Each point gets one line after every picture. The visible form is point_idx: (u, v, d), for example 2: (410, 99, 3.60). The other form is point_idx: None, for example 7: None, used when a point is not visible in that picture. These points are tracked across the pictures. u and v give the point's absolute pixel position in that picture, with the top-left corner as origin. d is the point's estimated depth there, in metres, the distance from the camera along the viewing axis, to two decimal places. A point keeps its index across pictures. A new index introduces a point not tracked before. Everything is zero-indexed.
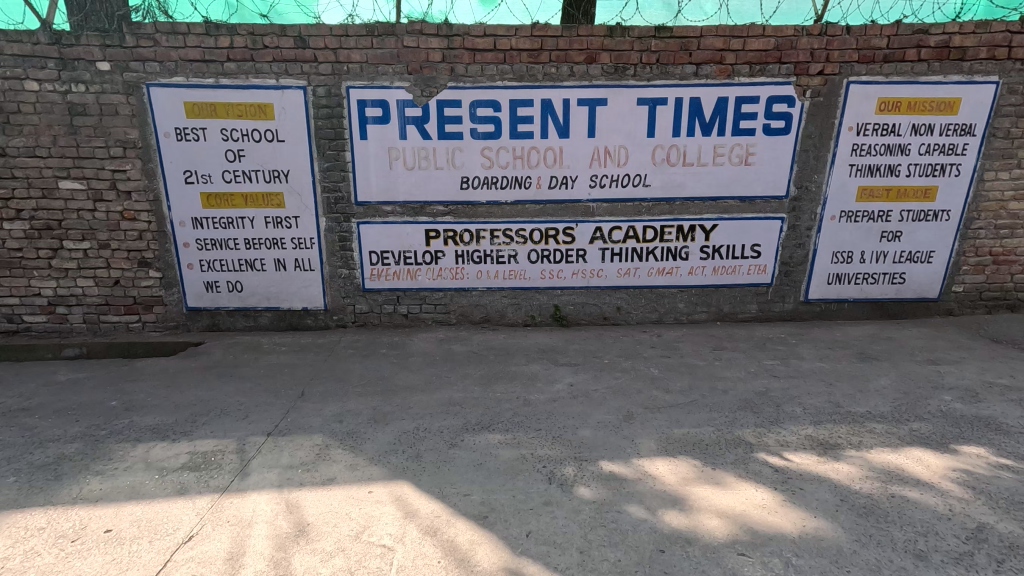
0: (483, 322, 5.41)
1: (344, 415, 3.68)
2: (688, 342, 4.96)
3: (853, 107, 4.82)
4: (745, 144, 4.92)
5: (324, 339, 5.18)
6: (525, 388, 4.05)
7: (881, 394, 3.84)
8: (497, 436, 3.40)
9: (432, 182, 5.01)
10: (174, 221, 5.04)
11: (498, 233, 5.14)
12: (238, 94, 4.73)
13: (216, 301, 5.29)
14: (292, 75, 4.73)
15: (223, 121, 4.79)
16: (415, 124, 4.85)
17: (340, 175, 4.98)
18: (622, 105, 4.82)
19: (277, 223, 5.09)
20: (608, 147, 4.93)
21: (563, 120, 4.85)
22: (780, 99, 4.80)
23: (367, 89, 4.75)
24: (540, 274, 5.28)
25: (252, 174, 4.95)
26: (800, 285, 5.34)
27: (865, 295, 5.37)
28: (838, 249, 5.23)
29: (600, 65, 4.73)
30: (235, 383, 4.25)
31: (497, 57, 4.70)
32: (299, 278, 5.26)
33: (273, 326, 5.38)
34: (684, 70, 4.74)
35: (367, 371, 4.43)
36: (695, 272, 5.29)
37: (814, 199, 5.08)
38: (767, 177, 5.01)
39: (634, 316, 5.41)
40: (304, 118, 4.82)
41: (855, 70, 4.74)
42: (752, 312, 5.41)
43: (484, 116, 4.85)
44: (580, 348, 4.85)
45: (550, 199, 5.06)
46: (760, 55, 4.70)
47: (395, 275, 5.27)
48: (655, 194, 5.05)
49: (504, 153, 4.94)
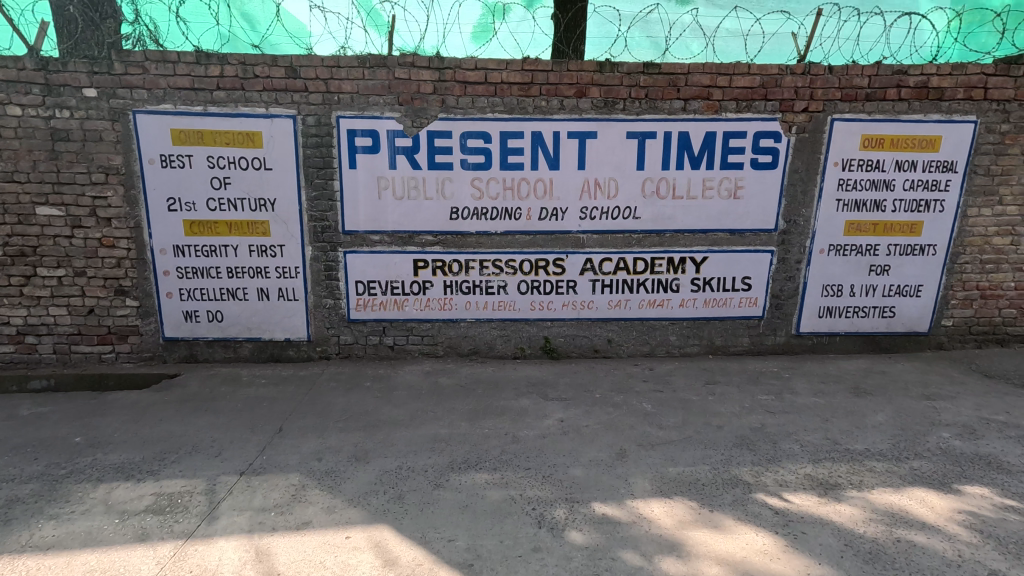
0: (471, 354, 5.27)
1: (323, 453, 3.49)
2: (680, 376, 4.86)
3: (838, 144, 4.90)
4: (733, 177, 4.96)
5: (306, 371, 5.01)
6: (514, 424, 3.90)
7: (879, 431, 3.75)
8: (484, 475, 3.23)
9: (422, 212, 4.96)
10: (155, 248, 4.91)
11: (487, 264, 5.07)
12: (227, 122, 4.70)
13: (195, 331, 5.12)
14: (282, 104, 4.71)
15: (210, 148, 4.74)
16: (405, 154, 4.84)
17: (327, 204, 4.92)
18: (611, 138, 4.86)
19: (261, 251, 4.99)
20: (598, 179, 4.94)
21: (553, 152, 4.87)
22: (766, 134, 4.88)
23: (357, 119, 4.75)
24: (530, 305, 5.20)
25: (237, 202, 4.87)
26: (791, 318, 5.31)
27: (856, 329, 5.35)
28: (828, 282, 5.23)
29: (590, 99, 4.78)
30: (210, 417, 4.05)
31: (488, 89, 4.74)
32: (283, 308, 5.12)
33: (254, 357, 5.20)
34: (673, 105, 4.81)
35: (349, 406, 4.25)
36: (686, 305, 5.25)
37: (802, 232, 5.10)
38: (756, 210, 5.04)
39: (625, 349, 5.32)
40: (293, 147, 4.78)
41: (839, 107, 4.84)
42: (744, 345, 5.35)
43: (474, 148, 4.85)
44: (570, 382, 4.72)
45: (540, 230, 5.02)
46: (746, 92, 4.79)
47: (382, 305, 5.16)
48: (644, 226, 5.05)
49: (494, 184, 4.92)
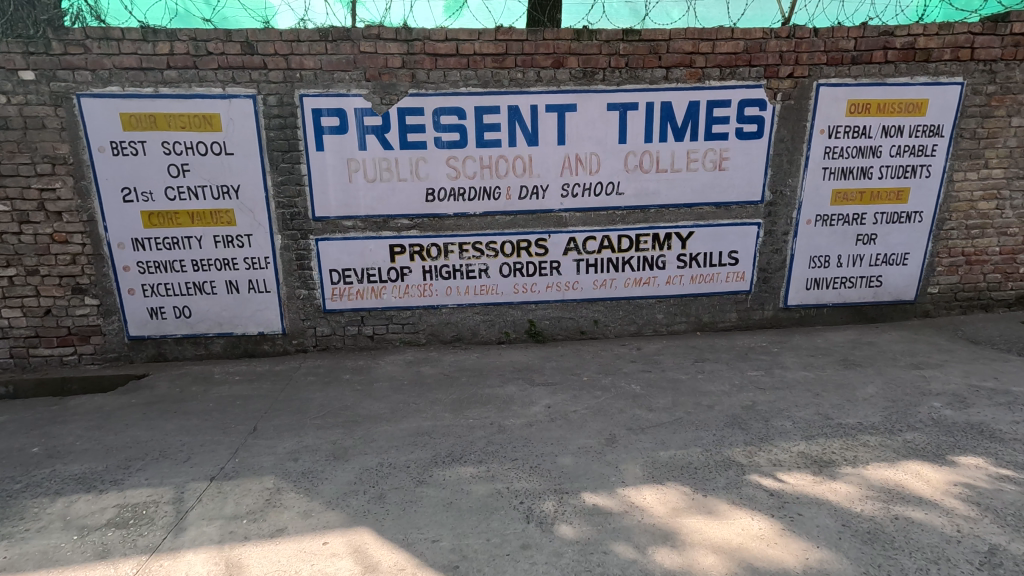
0: (455, 340, 5.11)
1: (299, 452, 3.32)
2: (668, 355, 4.76)
3: (824, 110, 4.75)
4: (718, 149, 4.80)
5: (283, 366, 4.80)
6: (500, 412, 3.76)
7: (870, 403, 3.69)
8: (469, 469, 3.10)
9: (396, 195, 4.72)
10: (112, 243, 4.62)
11: (467, 247, 4.87)
12: (181, 104, 4.38)
13: (161, 328, 4.86)
14: (239, 84, 4.40)
15: (164, 133, 4.42)
16: (375, 133, 4.58)
17: (295, 189, 4.66)
18: (591, 111, 4.64)
19: (227, 242, 4.72)
20: (579, 154, 4.73)
21: (531, 127, 4.65)
22: (751, 102, 4.70)
23: (322, 98, 4.46)
24: (513, 288, 5.03)
25: (198, 191, 4.58)
26: (779, 291, 5.22)
27: (843, 300, 5.29)
28: (815, 253, 5.13)
29: (568, 70, 4.55)
30: (179, 420, 3.84)
31: (460, 62, 4.48)
32: (254, 300, 4.88)
33: (227, 353, 4.97)
34: (654, 74, 4.60)
35: (328, 401, 4.08)
36: (673, 282, 5.12)
37: (789, 203, 4.98)
38: (742, 182, 4.89)
39: (612, 329, 5.20)
40: (254, 129, 4.49)
41: (824, 72, 4.68)
42: (732, 321, 5.27)
43: (448, 125, 4.60)
44: (557, 366, 4.59)
45: (520, 209, 4.82)
46: (729, 58, 4.59)
47: (359, 294, 4.94)
48: (628, 202, 4.88)
49: (471, 162, 4.69)
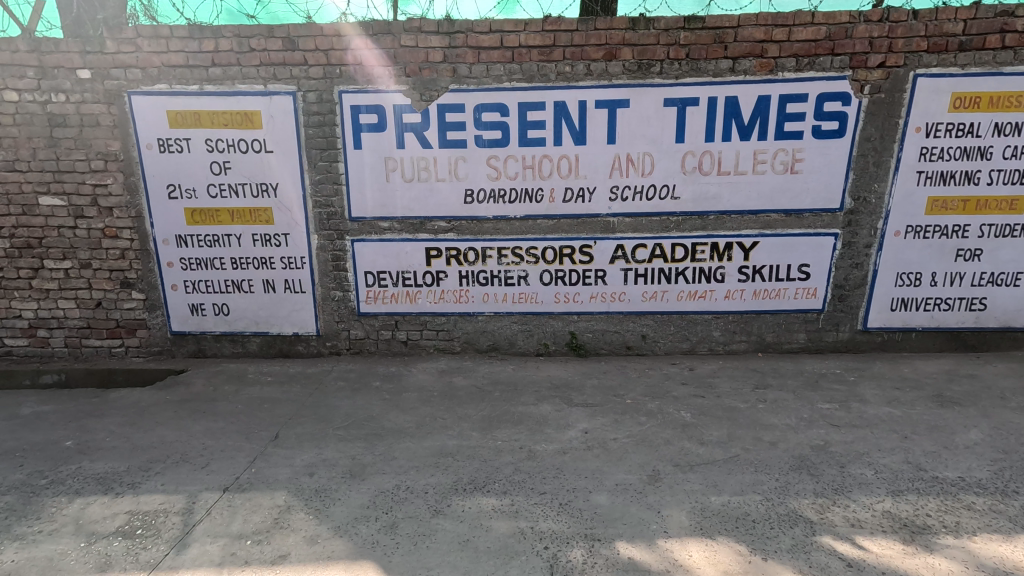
0: (491, 350, 4.83)
1: (316, 466, 3.15)
2: (725, 379, 4.27)
3: (921, 105, 4.11)
4: (791, 149, 4.25)
5: (315, 368, 4.70)
6: (532, 435, 3.44)
7: (974, 454, 3.09)
8: (492, 501, 2.80)
9: (433, 195, 4.51)
10: (158, 239, 4.68)
11: (506, 252, 4.58)
12: (224, 101, 4.35)
13: (202, 325, 4.89)
14: (280, 80, 4.33)
15: (208, 131, 4.42)
16: (414, 131, 4.37)
17: (333, 188, 4.54)
18: (646, 107, 4.23)
19: (266, 241, 4.67)
20: (630, 154, 4.33)
21: (579, 125, 4.30)
22: (832, 96, 4.13)
23: (361, 94, 4.31)
24: (554, 297, 4.69)
25: (238, 189, 4.55)
26: (857, 312, 4.60)
27: (936, 324, 4.59)
28: (904, 269, 4.47)
29: (621, 62, 4.17)
30: (206, 421, 3.78)
31: (504, 55, 4.20)
32: (289, 300, 4.81)
33: (263, 352, 4.94)
34: (719, 65, 4.13)
35: (354, 410, 3.91)
36: (732, 297, 4.62)
37: (874, 211, 4.35)
38: (817, 187, 4.32)
39: (661, 346, 4.75)
40: (293, 127, 4.40)
41: (924, 60, 4.04)
42: (800, 343, 4.69)
43: (490, 122, 4.33)
44: (599, 385, 4.21)
45: (564, 213, 4.48)
46: (808, 46, 4.05)
47: (393, 298, 4.77)
48: (684, 207, 4.42)
49: (513, 162, 4.40)
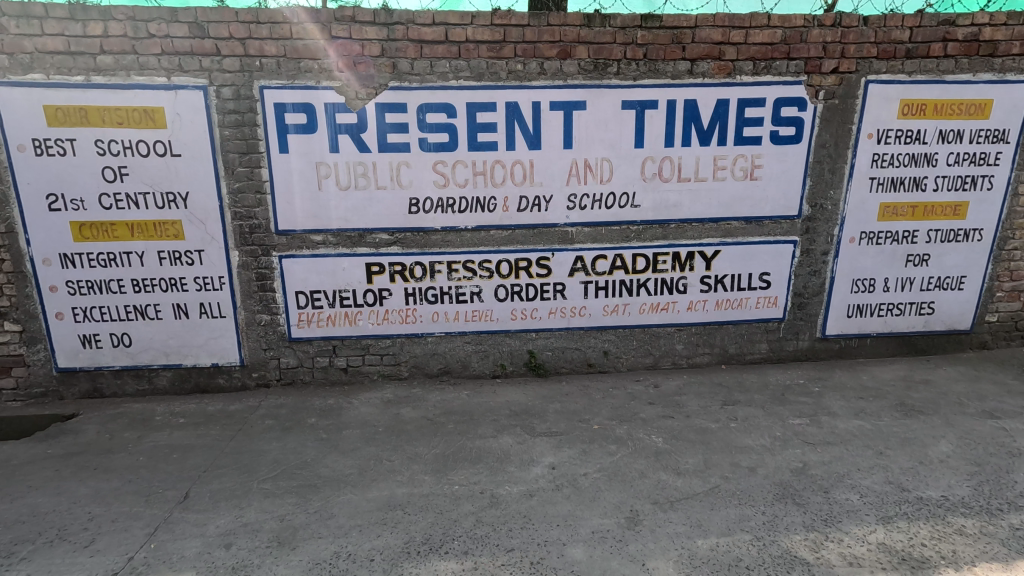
0: (442, 374, 4.39)
1: (235, 534, 2.61)
2: (692, 396, 4.06)
3: (873, 111, 4.09)
4: (750, 155, 4.12)
5: (238, 405, 4.08)
6: (493, 476, 3.05)
7: (950, 468, 3.02)
8: (453, 566, 2.40)
9: (373, 205, 4.02)
10: (36, 259, 3.89)
11: (457, 266, 4.17)
12: (117, 96, 3.68)
13: (96, 359, 4.13)
14: (188, 72, 3.71)
15: (97, 130, 3.72)
16: (349, 133, 3.88)
17: (255, 197, 3.96)
18: (604, 110, 3.97)
19: (174, 259, 4.01)
20: (588, 160, 4.05)
21: (533, 128, 3.97)
22: (789, 101, 4.04)
23: (286, 90, 3.77)
24: (510, 314, 4.32)
25: (139, 199, 3.87)
26: (816, 319, 4.55)
27: (889, 329, 4.61)
28: (859, 276, 4.46)
29: (577, 61, 3.88)
30: (96, 481, 3.11)
31: (450, 51, 3.80)
32: (206, 327, 4.16)
33: (174, 388, 4.24)
34: (677, 66, 3.94)
35: (285, 454, 3.36)
36: (695, 308, 4.43)
37: (830, 218, 4.31)
38: (776, 194, 4.22)
39: (624, 362, 4.50)
40: (205, 126, 3.79)
41: (874, 67, 4.02)
42: (762, 353, 4.58)
43: (435, 124, 3.91)
44: (562, 409, 3.88)
45: (519, 224, 4.13)
46: (764, 49, 3.94)
47: (330, 320, 4.23)
48: (645, 216, 4.19)
49: (461, 168, 4.00)
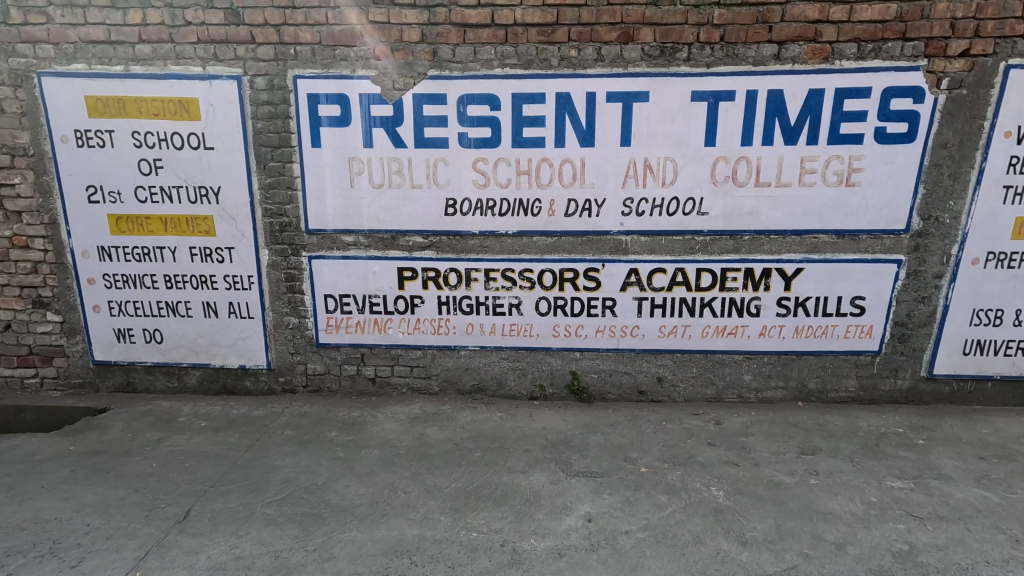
0: (476, 392, 4.02)
1: (225, 570, 2.41)
2: (761, 439, 3.45)
3: (1013, 103, 3.30)
4: (847, 156, 3.44)
5: (262, 410, 3.89)
6: (518, 524, 2.66)
7: None
8: None
9: (407, 205, 3.70)
10: (76, 250, 3.88)
11: (495, 274, 3.78)
12: (154, 86, 3.57)
13: (130, 354, 4.09)
14: (222, 61, 3.54)
15: (134, 122, 3.63)
16: (384, 127, 3.57)
17: (286, 194, 3.75)
18: (669, 101, 3.43)
19: (205, 256, 3.87)
20: (648, 160, 3.53)
21: (586, 122, 3.49)
22: (901, 91, 3.33)
23: (320, 80, 3.52)
24: (553, 330, 3.87)
25: (172, 193, 3.75)
26: (921, 355, 3.79)
27: (1019, 372, 3.76)
28: (981, 306, 3.66)
29: (640, 45, 3.38)
30: (105, 487, 3.00)
31: (496, 35, 3.41)
32: (234, 327, 4.01)
33: (203, 388, 4.13)
34: (761, 51, 3.34)
35: (297, 473, 3.11)
36: (769, 334, 3.79)
37: (947, 234, 3.55)
38: (878, 203, 3.52)
39: (680, 391, 3.94)
40: (238, 118, 3.61)
41: (1018, 48, 3.24)
42: (850, 391, 3.87)
43: (477, 117, 3.52)
44: (605, 443, 3.40)
45: (566, 229, 3.67)
46: (872, 28, 3.26)
47: (359, 326, 3.96)
48: (713, 225, 3.62)
49: (504, 166, 3.59)
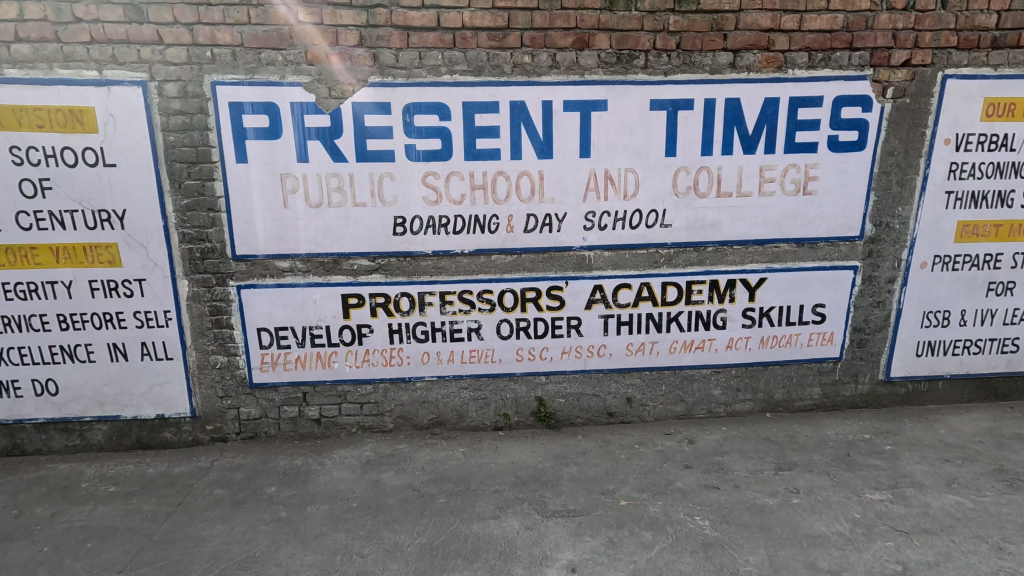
0: (434, 426, 3.67)
1: None
2: (737, 457, 3.33)
3: (951, 112, 3.41)
4: (804, 165, 3.43)
5: (185, 466, 3.35)
6: None
7: None
8: None
9: (350, 225, 3.33)
10: None
11: (451, 297, 3.47)
12: (38, 93, 3.02)
13: (16, 410, 3.43)
14: (123, 65, 3.05)
15: (12, 135, 3.05)
16: (321, 138, 3.19)
17: (207, 216, 3.28)
18: (628, 111, 3.29)
19: (110, 290, 3.31)
20: (609, 171, 3.37)
21: (544, 133, 3.28)
22: (851, 100, 3.35)
23: (243, 87, 3.10)
24: (516, 355, 3.60)
25: (65, 218, 3.19)
26: (879, 359, 3.83)
27: (966, 370, 3.88)
28: (931, 308, 3.75)
29: (596, 52, 3.22)
30: None
31: (443, 39, 3.14)
32: (149, 371, 3.46)
33: (111, 444, 3.52)
34: (717, 59, 3.27)
35: (230, 544, 2.67)
36: (736, 346, 3.71)
37: (898, 240, 3.61)
38: (833, 211, 3.53)
39: (650, 411, 3.77)
40: (145, 130, 3.12)
41: (954, 58, 3.35)
42: (815, 399, 3.85)
43: (425, 127, 3.22)
44: (579, 475, 3.16)
45: (527, 247, 3.43)
46: (822, 37, 3.27)
47: (299, 362, 3.52)
48: (677, 237, 3.50)
49: (457, 181, 3.31)
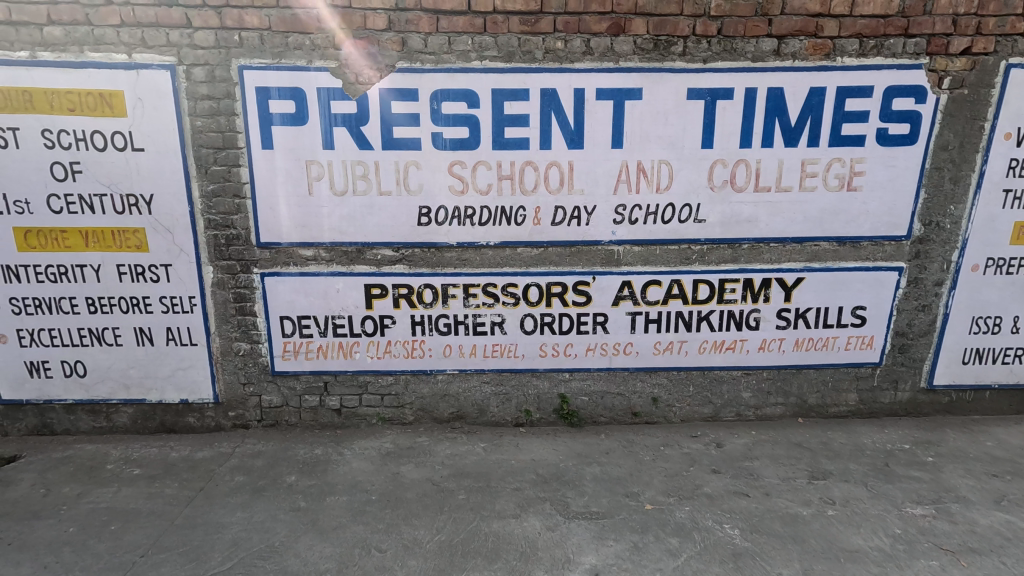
0: (454, 420, 3.62)
1: None
2: (767, 463, 3.20)
3: (1013, 104, 3.18)
4: (849, 159, 3.24)
5: (207, 451, 3.36)
6: None
7: None
8: None
9: (374, 214, 3.27)
10: None
11: (475, 290, 3.40)
12: (68, 76, 3.02)
13: (45, 391, 3.49)
14: (152, 49, 3.03)
15: (44, 118, 3.06)
16: (347, 125, 3.13)
17: (233, 202, 3.26)
18: (664, 100, 3.14)
19: (136, 274, 3.33)
20: (642, 163, 3.24)
21: (574, 122, 3.16)
22: (903, 90, 3.15)
23: (270, 71, 3.05)
24: (539, 350, 3.52)
25: (94, 202, 3.20)
26: (921, 366, 3.64)
27: (1016, 380, 3.66)
28: (980, 313, 3.54)
29: (632, 38, 3.08)
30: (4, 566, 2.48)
31: (473, 23, 3.04)
32: (173, 356, 3.47)
33: (136, 427, 3.56)
34: (760, 45, 3.10)
35: (249, 532, 2.66)
36: (768, 348, 3.56)
37: (948, 240, 3.41)
38: (879, 209, 3.34)
39: (676, 412, 3.65)
40: (173, 114, 3.11)
41: (1019, 46, 3.12)
42: (850, 405, 3.68)
43: (453, 115, 3.14)
44: (602, 476, 3.07)
45: (554, 240, 3.33)
46: (874, 23, 3.07)
47: (321, 351, 3.49)
48: (711, 233, 3.35)
49: (483, 170, 3.22)
